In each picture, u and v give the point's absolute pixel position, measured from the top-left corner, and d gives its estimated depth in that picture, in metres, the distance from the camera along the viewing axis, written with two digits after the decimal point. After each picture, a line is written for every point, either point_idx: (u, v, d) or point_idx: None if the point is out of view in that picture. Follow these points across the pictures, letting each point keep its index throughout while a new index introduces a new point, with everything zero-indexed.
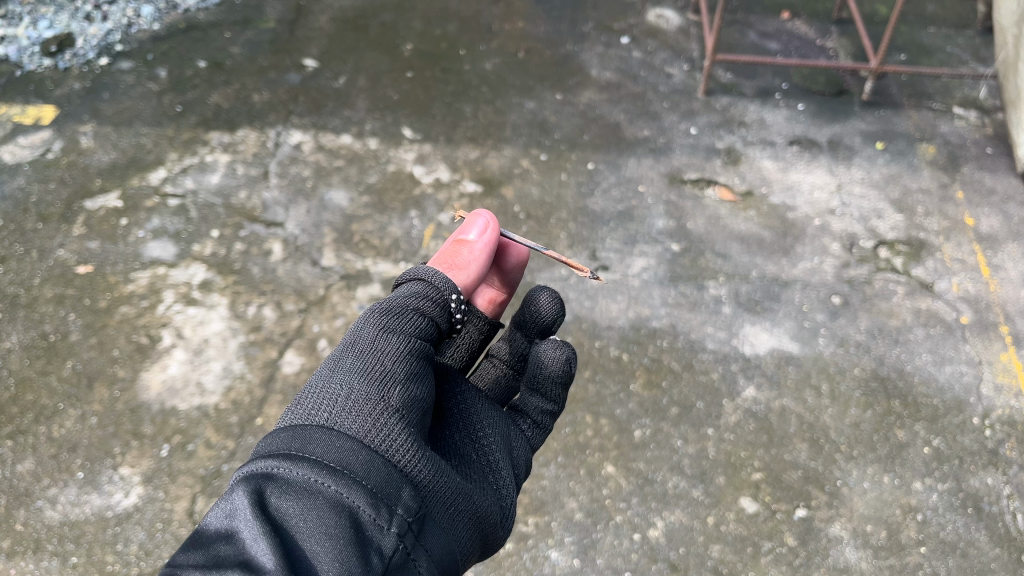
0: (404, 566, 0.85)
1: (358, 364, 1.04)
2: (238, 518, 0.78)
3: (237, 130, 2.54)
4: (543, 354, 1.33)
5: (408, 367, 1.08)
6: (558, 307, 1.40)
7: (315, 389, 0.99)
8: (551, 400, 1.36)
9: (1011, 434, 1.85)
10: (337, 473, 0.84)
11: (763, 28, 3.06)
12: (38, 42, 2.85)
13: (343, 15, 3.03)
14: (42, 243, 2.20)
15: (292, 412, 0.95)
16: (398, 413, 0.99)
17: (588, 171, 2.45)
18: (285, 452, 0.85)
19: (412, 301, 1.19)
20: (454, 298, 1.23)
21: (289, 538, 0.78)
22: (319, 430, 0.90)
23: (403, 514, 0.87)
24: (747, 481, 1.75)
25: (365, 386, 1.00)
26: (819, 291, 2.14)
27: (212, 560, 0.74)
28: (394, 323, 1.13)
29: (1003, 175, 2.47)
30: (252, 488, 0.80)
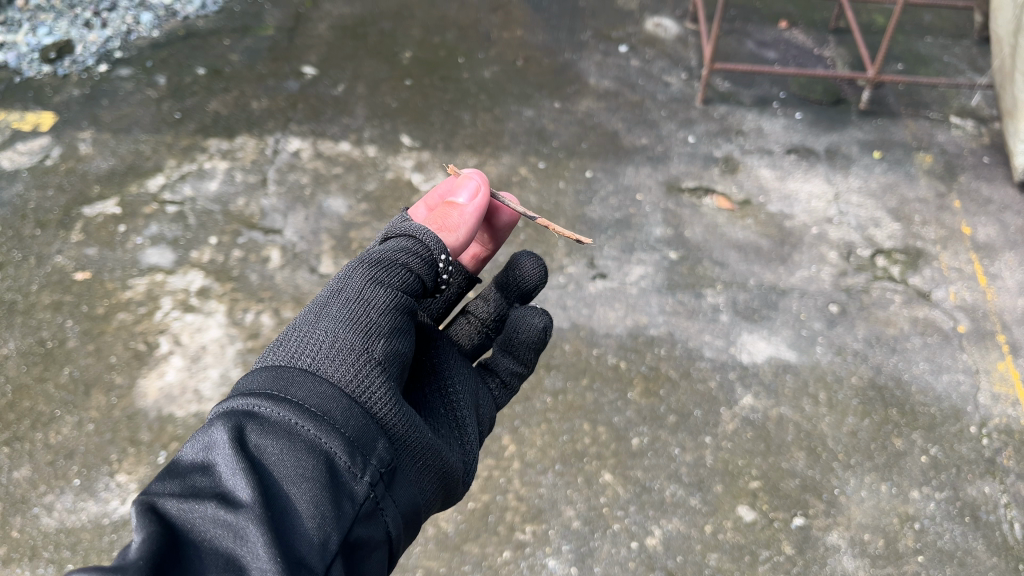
0: (372, 514, 0.88)
1: (345, 310, 1.03)
2: (216, 451, 0.80)
3: (236, 137, 2.55)
4: (523, 320, 1.39)
5: (394, 318, 1.08)
6: (541, 273, 1.46)
7: (300, 330, 0.99)
8: (522, 362, 1.40)
9: (1008, 443, 1.85)
10: (317, 417, 0.86)
11: (761, 38, 3.07)
12: (37, 49, 2.85)
13: (342, 23, 3.04)
14: (40, 250, 2.20)
15: (275, 350, 0.96)
16: (381, 364, 0.99)
17: (586, 180, 2.46)
18: (266, 390, 0.86)
19: (400, 255, 1.15)
20: (442, 258, 1.20)
21: (266, 476, 0.80)
22: (302, 372, 0.91)
23: (376, 464, 0.89)
24: (744, 489, 1.75)
25: (351, 334, 1.00)
26: (816, 299, 2.14)
27: (188, 491, 0.77)
28: (382, 275, 1.11)
29: (1000, 184, 2.48)
30: (232, 423, 0.82)
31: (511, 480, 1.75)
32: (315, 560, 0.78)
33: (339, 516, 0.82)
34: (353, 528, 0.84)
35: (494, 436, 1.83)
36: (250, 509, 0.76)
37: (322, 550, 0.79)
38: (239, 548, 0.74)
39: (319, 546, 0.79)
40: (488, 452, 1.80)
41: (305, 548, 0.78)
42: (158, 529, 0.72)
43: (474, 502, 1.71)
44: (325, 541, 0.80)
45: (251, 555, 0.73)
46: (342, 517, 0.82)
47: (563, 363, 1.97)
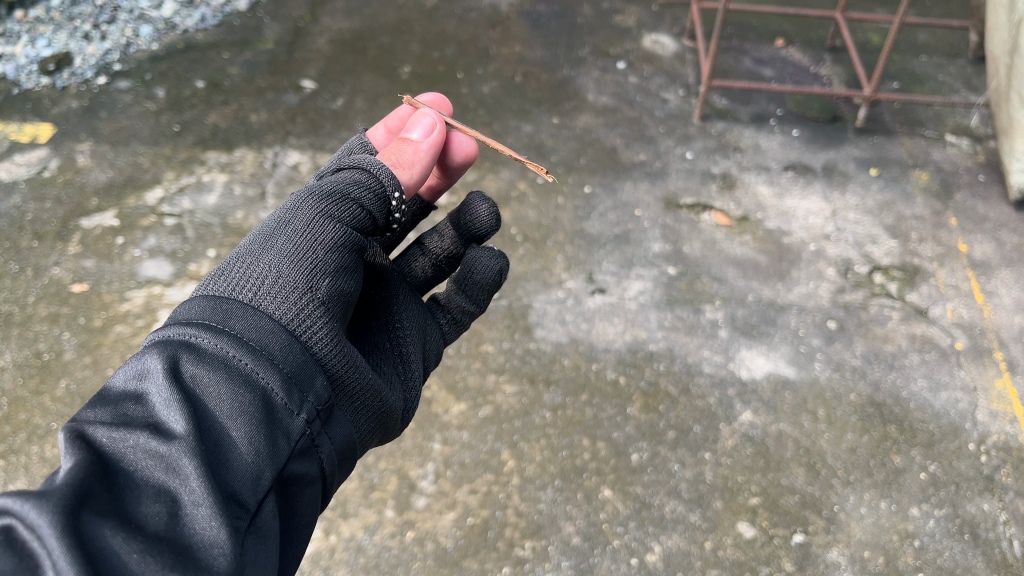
0: (308, 450, 0.92)
1: (290, 245, 1.04)
2: (150, 381, 0.82)
3: (234, 150, 2.54)
4: (477, 261, 1.39)
5: (341, 257, 1.09)
6: (495, 217, 1.42)
7: (243, 262, 1.01)
8: (475, 302, 1.41)
9: (1006, 460, 1.85)
10: (254, 352, 0.88)
11: (757, 55, 3.10)
12: (36, 60, 2.85)
13: (341, 37, 3.05)
14: (37, 261, 2.19)
15: (215, 279, 0.97)
16: (324, 303, 1.01)
17: (584, 195, 2.46)
18: (205, 322, 0.88)
19: (352, 189, 1.16)
20: (395, 195, 1.20)
21: (201, 408, 0.82)
22: (242, 306, 0.93)
23: (313, 402, 0.92)
24: (744, 506, 1.75)
25: (295, 270, 1.02)
26: (815, 316, 2.15)
27: (119, 419, 0.80)
28: (332, 210, 1.12)
29: (995, 202, 2.50)
30: (168, 353, 0.84)
31: (510, 495, 1.74)
32: (247, 494, 0.82)
33: (274, 452, 0.85)
34: (287, 463, 0.88)
35: (493, 451, 1.82)
36: (183, 440, 0.78)
37: (255, 484, 0.82)
38: (170, 478, 0.76)
39: (251, 480, 0.82)
40: (488, 466, 1.79)
41: (238, 481, 0.81)
42: (88, 456, 0.74)
43: (474, 517, 1.71)
44: (259, 476, 0.83)
45: (182, 485, 0.76)
46: (277, 452, 0.86)
47: (562, 378, 1.97)
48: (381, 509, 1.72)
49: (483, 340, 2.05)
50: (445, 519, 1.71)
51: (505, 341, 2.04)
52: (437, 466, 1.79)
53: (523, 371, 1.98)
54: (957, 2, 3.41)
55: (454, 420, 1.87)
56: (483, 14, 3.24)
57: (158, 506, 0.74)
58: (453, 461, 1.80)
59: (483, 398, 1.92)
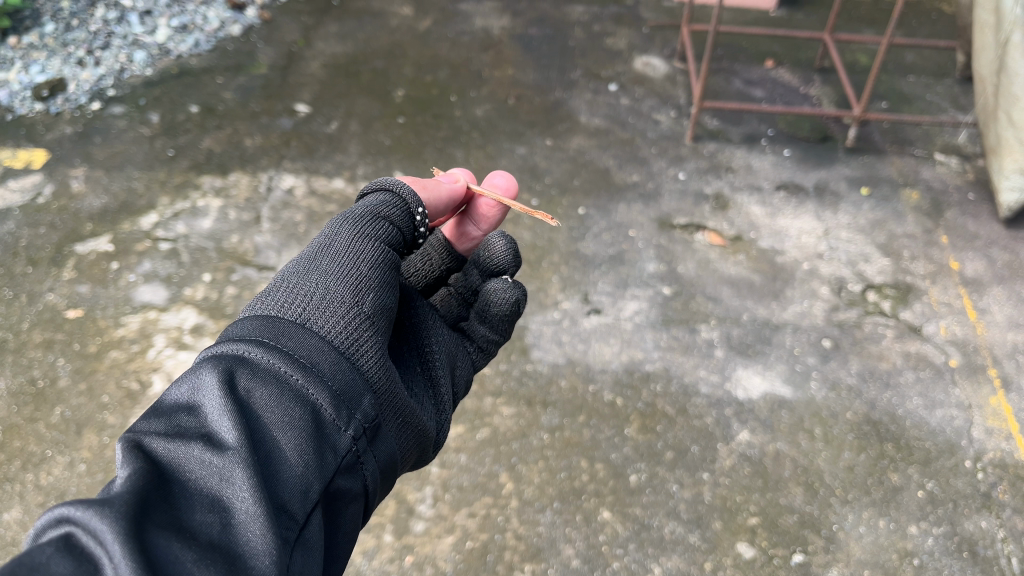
0: (352, 467, 0.92)
1: (335, 266, 1.06)
2: (204, 392, 0.82)
3: (229, 174, 2.55)
4: (494, 293, 1.40)
5: (381, 276, 1.12)
6: (512, 253, 1.44)
7: (290, 281, 1.02)
8: (498, 332, 1.43)
9: (1003, 477, 1.86)
10: (304, 367, 0.89)
11: (748, 77, 3.13)
12: (30, 86, 2.85)
13: (335, 61, 3.07)
14: (32, 287, 2.19)
15: (265, 297, 0.98)
16: (369, 320, 1.02)
17: (579, 216, 2.47)
18: (258, 338, 0.89)
19: (382, 209, 1.24)
20: (419, 210, 1.30)
21: (252, 421, 0.83)
22: (292, 323, 0.94)
23: (361, 419, 0.92)
24: (743, 526, 1.75)
25: (341, 289, 1.03)
26: (809, 334, 2.16)
27: (174, 429, 0.79)
28: (370, 230, 1.18)
29: (986, 220, 2.52)
30: (223, 366, 0.84)
31: (509, 518, 1.74)
32: (296, 507, 0.81)
33: (321, 466, 0.86)
34: (334, 478, 0.88)
35: (492, 474, 1.82)
36: (236, 451, 0.78)
37: (303, 498, 0.82)
38: (224, 489, 0.76)
39: (300, 494, 0.82)
40: (487, 489, 1.79)
41: (287, 494, 0.81)
42: (145, 465, 0.74)
43: (473, 541, 1.70)
44: (307, 490, 0.83)
45: (235, 496, 0.76)
46: (324, 466, 0.86)
47: (560, 400, 1.97)
48: (380, 534, 1.71)
49: None
50: (444, 543, 1.70)
51: (502, 364, 2.04)
52: (435, 489, 1.79)
53: (521, 392, 1.98)
54: (943, 23, 3.46)
55: (452, 443, 1.87)
56: (475, 37, 3.27)
57: (212, 515, 0.74)
58: (452, 484, 1.80)
59: (480, 420, 1.92)
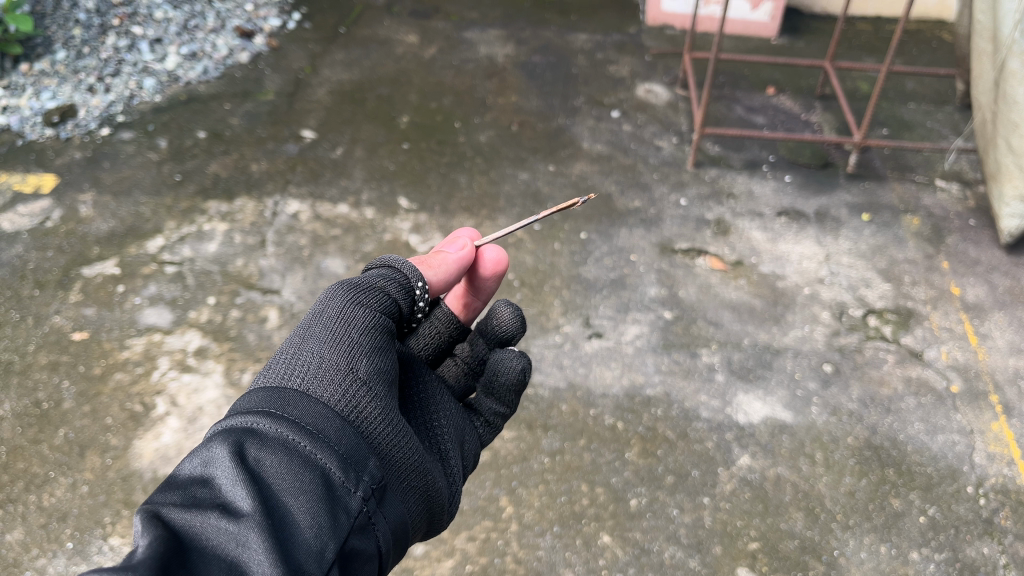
0: (366, 528, 0.92)
1: (330, 335, 1.10)
2: (215, 465, 0.83)
3: (235, 200, 2.58)
4: (502, 363, 1.41)
5: (372, 342, 1.15)
6: (518, 322, 1.46)
7: (288, 355, 1.05)
8: (504, 403, 1.44)
9: (1005, 503, 1.85)
10: (310, 433, 0.91)
11: (749, 104, 3.17)
12: (40, 113, 2.89)
13: (341, 89, 3.12)
14: (39, 310, 2.21)
15: (267, 374, 1.00)
16: (366, 384, 1.05)
17: (580, 241, 2.49)
18: (265, 410, 0.91)
19: (381, 281, 1.27)
20: (419, 285, 1.33)
21: (266, 486, 0.83)
22: (295, 394, 0.96)
23: (368, 481, 0.94)
24: (743, 551, 1.74)
25: (336, 357, 1.06)
26: (810, 358, 2.16)
27: (189, 501, 0.80)
28: (360, 299, 1.20)
29: (987, 247, 2.53)
30: (233, 440, 0.85)
31: (509, 542, 1.74)
32: (313, 567, 0.81)
33: (336, 527, 0.86)
34: (348, 538, 0.88)
35: (492, 497, 1.82)
36: (251, 518, 0.79)
37: (320, 559, 0.82)
38: (241, 554, 0.76)
39: (317, 554, 0.83)
40: (487, 513, 1.79)
41: (303, 556, 0.81)
42: (164, 534, 0.74)
43: (472, 565, 1.70)
44: (323, 550, 0.83)
45: (253, 559, 0.76)
46: (338, 526, 0.87)
47: (561, 424, 1.98)
48: None
49: None
50: (444, 567, 1.70)
51: None
52: None
53: (521, 416, 1.99)
54: (943, 51, 3.50)
55: None
56: (479, 65, 3.32)
57: None
58: None
59: None
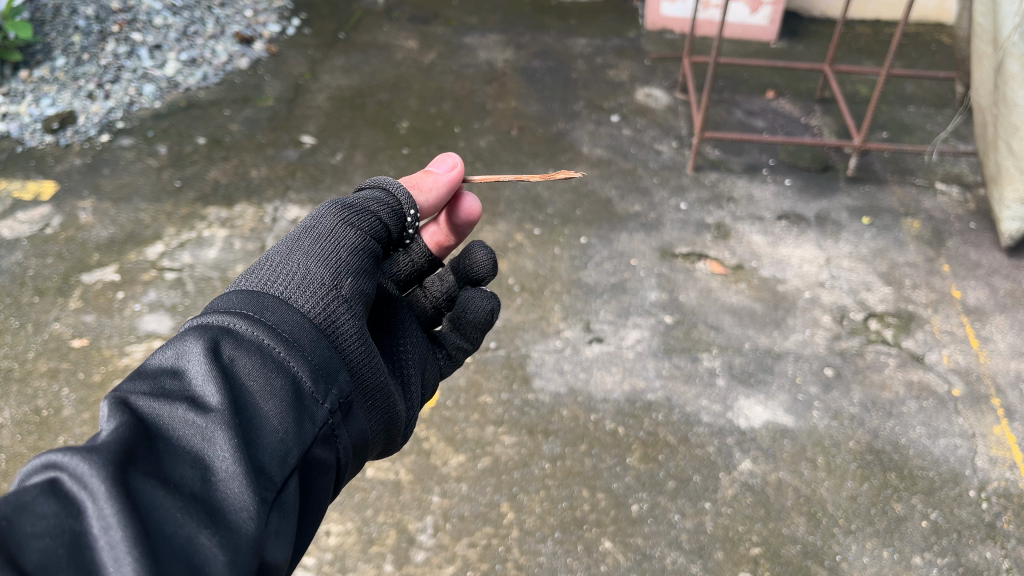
0: (329, 438, 0.95)
1: (317, 250, 1.11)
2: (188, 358, 0.85)
3: (234, 206, 2.58)
4: (472, 301, 1.47)
5: (358, 263, 1.16)
6: (491, 265, 1.51)
7: (273, 263, 1.06)
8: (469, 340, 1.49)
9: (1008, 507, 1.84)
10: (286, 341, 0.93)
11: (749, 107, 3.17)
12: (40, 119, 2.90)
13: (340, 94, 3.12)
14: (38, 317, 2.21)
15: (251, 277, 1.02)
16: (347, 301, 1.07)
17: (581, 246, 2.49)
18: (244, 312, 0.93)
19: (373, 204, 1.28)
20: (411, 212, 1.33)
21: (238, 384, 0.86)
22: (275, 300, 0.98)
23: (337, 394, 0.96)
24: (745, 556, 1.74)
25: (320, 271, 1.07)
26: (811, 363, 2.16)
27: (158, 390, 0.82)
28: (352, 220, 1.21)
29: (987, 249, 2.53)
30: (209, 337, 0.88)
31: (510, 548, 1.74)
32: (275, 469, 0.84)
33: (300, 433, 0.89)
34: (312, 446, 0.91)
35: (492, 503, 1.82)
36: (219, 413, 0.81)
37: (282, 462, 0.85)
38: (205, 447, 0.79)
39: (279, 457, 0.85)
40: (487, 519, 1.79)
41: (267, 458, 0.84)
42: (131, 419, 0.77)
43: (473, 571, 1.70)
44: (286, 455, 0.86)
45: (216, 454, 0.79)
46: (303, 433, 0.89)
47: (561, 429, 1.97)
48: (380, 563, 1.71)
49: (482, 391, 2.06)
50: (444, 573, 1.70)
51: (501, 395, 2.05)
52: (436, 519, 1.79)
53: (522, 422, 1.98)
54: (943, 54, 3.50)
55: (453, 472, 1.88)
56: (478, 70, 3.32)
57: (193, 471, 0.77)
58: (452, 513, 1.80)
59: (482, 449, 1.93)
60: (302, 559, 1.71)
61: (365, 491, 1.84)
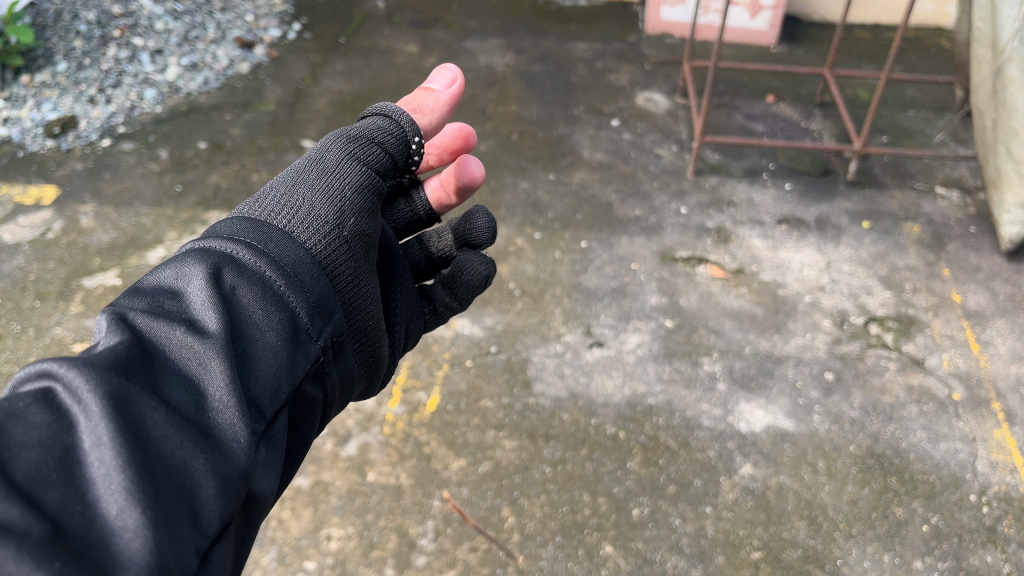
0: (319, 375, 0.95)
1: (324, 183, 1.09)
2: (189, 281, 0.85)
3: (235, 210, 2.58)
4: (469, 263, 1.45)
5: (365, 200, 1.14)
6: (491, 232, 1.50)
7: (278, 193, 1.05)
8: (459, 301, 1.48)
9: (1008, 511, 1.84)
10: (287, 274, 0.92)
11: (749, 112, 3.17)
12: (42, 124, 2.90)
13: (341, 99, 3.13)
14: (39, 321, 2.21)
15: (255, 205, 1.01)
16: (349, 240, 1.06)
17: (581, 250, 2.50)
18: (247, 241, 0.92)
19: (378, 134, 1.22)
20: (416, 138, 1.26)
21: (236, 311, 0.86)
22: (279, 232, 0.96)
23: (331, 332, 0.96)
24: (746, 560, 1.74)
25: (326, 206, 1.06)
26: (812, 367, 2.16)
27: (156, 309, 0.82)
28: (362, 154, 1.18)
29: (987, 253, 2.53)
30: (211, 263, 0.87)
31: (511, 553, 1.74)
32: (266, 403, 0.85)
33: (293, 369, 0.89)
34: (302, 382, 0.91)
35: (493, 507, 1.82)
36: (216, 340, 0.81)
37: (274, 396, 0.86)
38: (201, 373, 0.78)
39: (271, 391, 0.85)
40: (488, 523, 1.79)
41: (259, 390, 0.84)
42: (127, 337, 0.76)
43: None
44: (278, 389, 0.86)
45: (211, 381, 0.78)
46: (295, 368, 0.89)
47: (562, 433, 1.97)
48: (382, 567, 1.71)
49: (483, 395, 2.06)
50: None
51: (502, 399, 2.05)
52: (437, 523, 1.79)
53: (523, 426, 1.99)
54: (942, 58, 3.51)
55: (454, 476, 1.88)
56: (479, 75, 3.33)
57: (187, 396, 0.77)
58: (453, 518, 1.80)
59: (483, 453, 1.93)
60: (303, 564, 1.71)
61: (366, 495, 1.84)
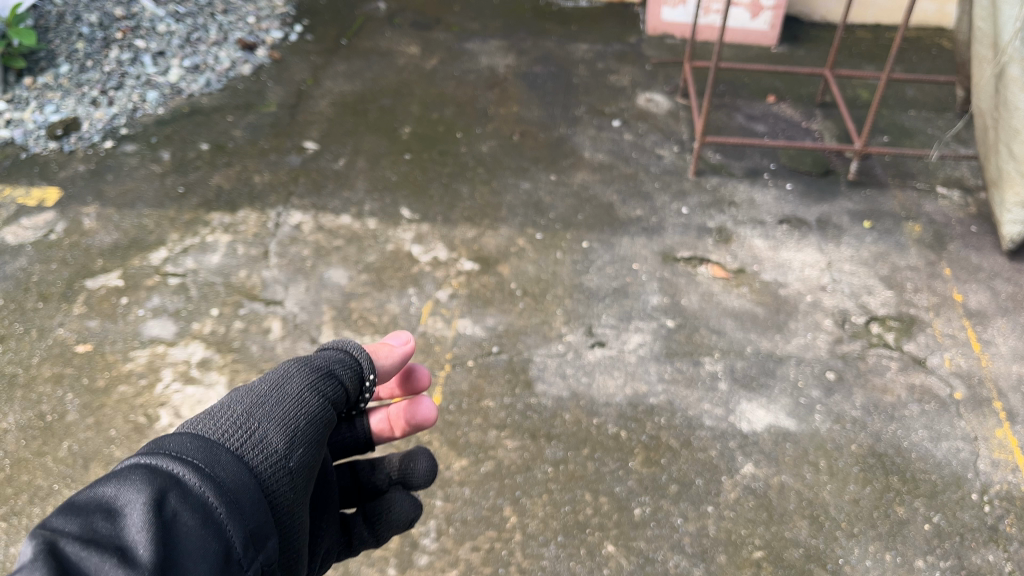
0: None
1: (275, 414, 1.11)
2: (130, 504, 0.84)
3: (237, 211, 2.59)
4: (398, 503, 1.45)
5: (313, 433, 1.16)
6: (431, 476, 1.48)
7: (228, 418, 1.06)
8: (377, 538, 1.45)
9: (1010, 510, 1.84)
10: (225, 503, 0.92)
11: (750, 112, 3.18)
12: (44, 126, 2.90)
13: (343, 100, 3.13)
14: (42, 322, 2.22)
15: (204, 427, 1.02)
16: (287, 476, 1.06)
17: (583, 250, 2.50)
18: (193, 466, 0.92)
19: (338, 366, 1.26)
20: (369, 376, 1.31)
21: (173, 539, 0.84)
22: (222, 459, 0.97)
23: (257, 565, 0.95)
24: (748, 560, 1.74)
25: (272, 438, 1.07)
26: (813, 367, 2.16)
27: (91, 531, 0.80)
28: (319, 386, 1.21)
29: (988, 252, 2.53)
30: (155, 488, 0.86)
31: (513, 552, 1.74)
32: None
33: None
34: None
35: (495, 507, 1.82)
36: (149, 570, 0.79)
37: None
38: None
39: None
40: (490, 523, 1.79)
41: None
42: (59, 561, 0.74)
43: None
44: None
45: None
46: None
47: (564, 433, 1.98)
48: (383, 568, 1.72)
49: (484, 395, 2.06)
50: None
51: (503, 399, 2.05)
52: (439, 523, 1.79)
53: (524, 426, 1.99)
54: (943, 58, 3.51)
55: (456, 476, 1.88)
56: (480, 76, 3.33)
57: None
58: (455, 518, 1.80)
59: (485, 453, 1.93)
60: None
61: None
